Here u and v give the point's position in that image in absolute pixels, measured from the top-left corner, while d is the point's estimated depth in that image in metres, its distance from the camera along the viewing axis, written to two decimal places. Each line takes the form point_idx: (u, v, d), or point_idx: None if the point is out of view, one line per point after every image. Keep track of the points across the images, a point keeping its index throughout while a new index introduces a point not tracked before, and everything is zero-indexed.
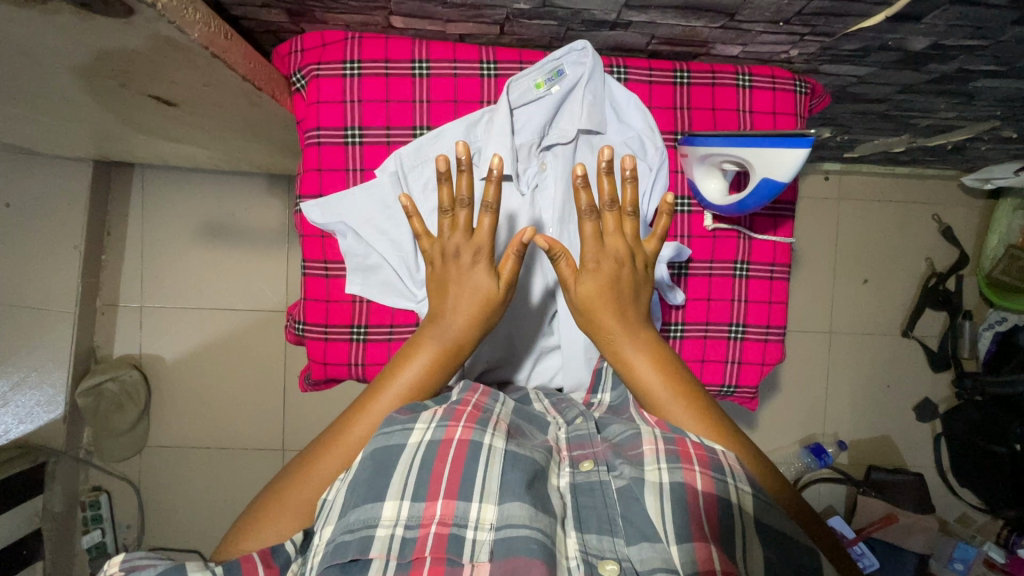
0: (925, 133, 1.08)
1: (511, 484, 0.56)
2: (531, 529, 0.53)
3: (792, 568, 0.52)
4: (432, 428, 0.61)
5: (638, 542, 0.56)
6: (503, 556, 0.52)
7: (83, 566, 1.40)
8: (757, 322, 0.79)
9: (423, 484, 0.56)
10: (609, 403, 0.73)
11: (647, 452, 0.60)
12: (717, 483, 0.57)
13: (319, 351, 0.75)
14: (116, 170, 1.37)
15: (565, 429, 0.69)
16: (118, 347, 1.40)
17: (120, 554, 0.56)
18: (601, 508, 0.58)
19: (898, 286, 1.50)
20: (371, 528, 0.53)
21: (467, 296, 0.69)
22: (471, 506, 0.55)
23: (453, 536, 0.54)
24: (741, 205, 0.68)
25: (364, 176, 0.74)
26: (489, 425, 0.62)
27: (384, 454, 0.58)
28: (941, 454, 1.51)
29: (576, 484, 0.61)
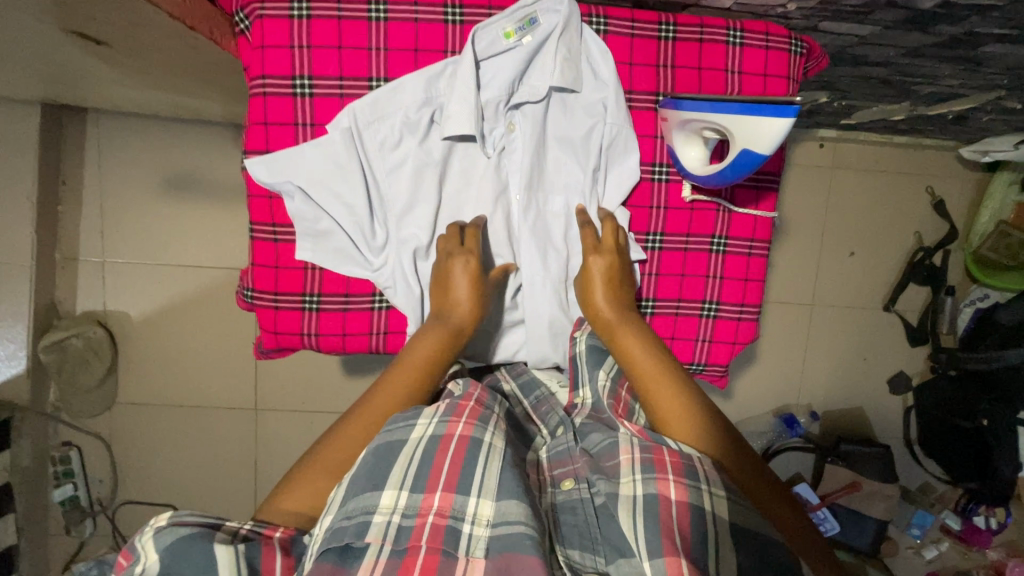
0: (926, 100, 1.02)
1: (508, 483, 0.56)
2: (526, 525, 0.53)
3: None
4: (434, 424, 0.62)
5: (618, 560, 0.55)
6: (499, 553, 0.52)
7: (56, 519, 1.40)
8: (730, 299, 0.76)
9: (422, 477, 0.57)
10: (592, 405, 0.70)
11: (621, 463, 0.59)
12: (690, 491, 0.56)
13: (269, 320, 0.71)
14: (68, 113, 1.28)
15: (546, 449, 0.69)
16: (81, 303, 1.34)
17: (165, 511, 0.53)
18: (583, 526, 0.58)
19: (884, 259, 1.48)
20: (368, 515, 0.53)
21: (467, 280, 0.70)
22: (468, 500, 0.56)
23: (450, 528, 0.54)
24: (719, 176, 0.63)
25: (315, 132, 0.68)
26: (490, 423, 0.63)
27: (387, 448, 0.59)
28: (910, 425, 1.53)
29: (558, 503, 0.60)
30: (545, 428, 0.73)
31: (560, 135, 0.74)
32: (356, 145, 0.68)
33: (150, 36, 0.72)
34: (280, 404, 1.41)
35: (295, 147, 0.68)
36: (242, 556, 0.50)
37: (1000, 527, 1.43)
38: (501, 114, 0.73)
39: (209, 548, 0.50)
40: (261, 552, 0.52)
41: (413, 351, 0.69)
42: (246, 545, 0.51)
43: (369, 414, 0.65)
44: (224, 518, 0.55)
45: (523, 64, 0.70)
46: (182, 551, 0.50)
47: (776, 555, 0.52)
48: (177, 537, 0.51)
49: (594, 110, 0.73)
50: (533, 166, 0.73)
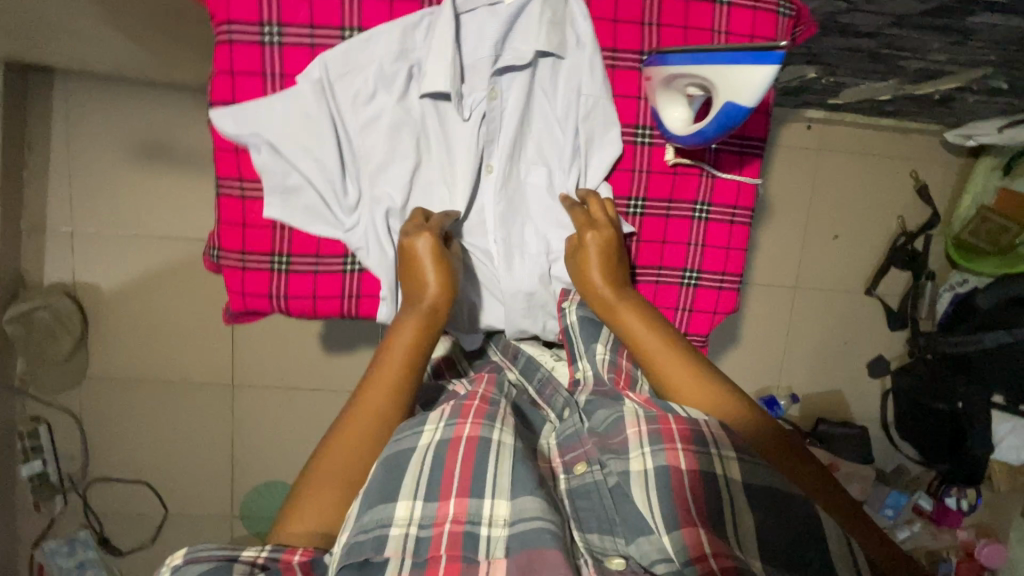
0: (914, 78, 1.01)
1: (523, 479, 0.56)
2: (544, 520, 0.52)
3: (785, 529, 0.54)
4: (441, 427, 0.60)
5: (637, 538, 0.56)
6: (519, 550, 0.51)
7: (25, 496, 1.36)
8: (712, 268, 0.75)
9: (435, 483, 0.56)
10: (593, 378, 0.70)
11: (629, 437, 0.61)
12: (700, 458, 0.58)
13: (236, 280, 0.68)
14: (33, 74, 1.22)
15: (555, 434, 0.68)
16: (48, 273, 1.30)
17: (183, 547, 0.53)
18: (599, 509, 0.59)
19: (867, 243, 1.48)
20: (385, 528, 0.53)
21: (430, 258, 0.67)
22: (483, 503, 0.55)
23: (468, 533, 0.53)
24: (701, 134, 0.61)
25: (284, 83, 0.66)
26: (497, 420, 0.62)
27: (396, 457, 0.58)
28: (888, 409, 1.54)
29: (572, 488, 0.61)
30: (552, 411, 0.73)
31: (545, 100, 0.73)
32: (327, 99, 0.66)
33: None
34: (257, 380, 1.39)
35: (262, 98, 0.65)
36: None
37: (970, 508, 1.44)
38: (486, 80, 0.70)
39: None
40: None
41: (394, 341, 0.66)
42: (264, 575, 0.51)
43: (361, 417, 0.62)
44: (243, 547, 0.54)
45: (506, 25, 0.68)
46: None
47: (795, 511, 0.55)
48: (194, 570, 0.51)
49: (580, 78, 0.71)
50: (516, 135, 0.72)
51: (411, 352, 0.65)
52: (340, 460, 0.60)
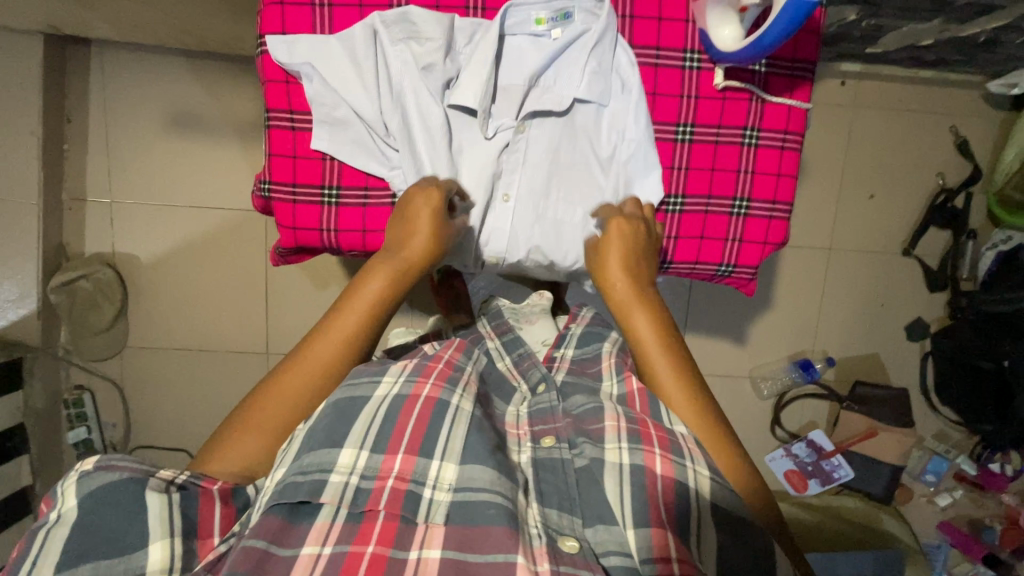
0: (960, 16, 0.98)
1: (475, 447, 0.57)
2: (493, 494, 0.53)
3: (744, 550, 0.54)
4: (400, 382, 0.61)
5: (596, 524, 0.56)
6: (461, 520, 0.53)
7: (71, 463, 1.40)
8: (762, 196, 0.73)
9: (384, 437, 0.56)
10: (573, 359, 0.74)
11: (608, 429, 0.60)
12: (676, 468, 0.57)
13: (287, 214, 0.69)
14: (71, 47, 1.25)
15: (526, 404, 0.68)
16: (89, 245, 1.33)
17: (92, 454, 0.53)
18: (561, 486, 0.58)
19: (904, 202, 1.44)
20: (325, 474, 0.53)
21: (428, 216, 0.65)
22: (431, 465, 0.56)
23: (410, 492, 0.54)
24: (760, 42, 0.60)
25: (332, 14, 0.66)
26: (459, 386, 0.62)
27: (348, 402, 0.58)
28: (927, 372, 1.51)
29: (538, 459, 0.60)
30: (524, 383, 0.72)
31: (585, 137, 0.72)
32: (376, 49, 0.66)
33: None
34: (290, 348, 1.40)
35: (312, 27, 0.65)
36: (175, 505, 0.52)
37: (1016, 474, 1.42)
38: (516, 114, 0.70)
39: (141, 493, 0.51)
40: (197, 504, 0.53)
41: (355, 298, 0.63)
42: (181, 497, 0.52)
43: (307, 367, 0.61)
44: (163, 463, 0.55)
45: (549, 58, 0.69)
46: (108, 498, 0.50)
47: (756, 542, 0.55)
48: (104, 483, 0.50)
49: (617, 114, 0.71)
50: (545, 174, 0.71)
51: (371, 314, 0.63)
52: (286, 399, 0.60)
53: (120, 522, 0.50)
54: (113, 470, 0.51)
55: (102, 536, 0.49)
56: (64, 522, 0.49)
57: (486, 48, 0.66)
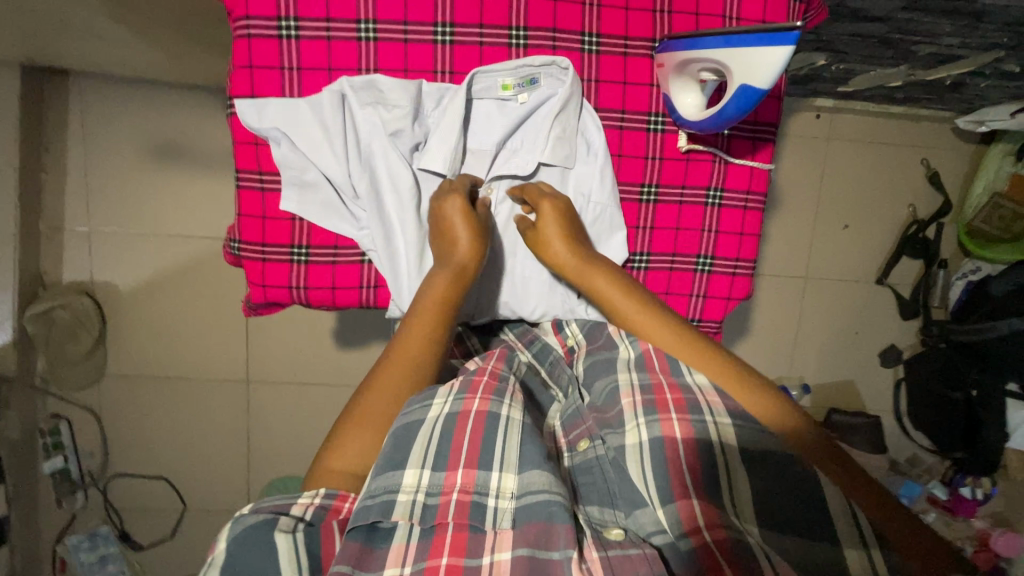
0: (924, 63, 1.01)
1: (531, 453, 0.56)
2: (551, 492, 0.52)
3: (796, 496, 0.53)
4: (450, 402, 0.60)
5: (633, 511, 0.57)
6: (524, 522, 0.51)
7: (47, 492, 1.39)
8: (725, 254, 0.75)
9: (443, 454, 0.55)
10: (585, 338, 0.74)
11: (625, 409, 0.61)
12: (694, 425, 0.57)
13: (257, 272, 0.69)
14: (49, 78, 1.24)
15: (560, 412, 0.68)
16: (67, 273, 1.32)
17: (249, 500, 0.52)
18: (601, 484, 0.59)
19: (878, 232, 1.47)
20: (392, 493, 0.52)
21: (461, 219, 0.67)
22: (491, 475, 0.54)
23: (475, 503, 0.52)
24: (720, 115, 0.61)
25: (300, 77, 0.66)
26: (506, 396, 0.61)
27: (405, 428, 0.57)
28: (900, 398, 1.54)
29: (575, 465, 0.61)
30: (560, 392, 0.72)
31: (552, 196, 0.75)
32: (344, 111, 0.67)
33: None
34: (271, 376, 1.40)
35: (280, 90, 0.66)
36: (302, 545, 0.49)
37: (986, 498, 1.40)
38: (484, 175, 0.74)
39: (270, 537, 0.48)
40: (321, 540, 0.50)
41: (423, 297, 0.66)
42: (306, 538, 0.49)
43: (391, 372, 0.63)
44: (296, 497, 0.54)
45: (516, 120, 0.72)
46: (248, 541, 0.48)
47: (801, 480, 0.53)
48: (243, 527, 0.49)
49: (583, 174, 0.73)
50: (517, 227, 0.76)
51: (441, 320, 0.65)
52: (375, 411, 0.60)
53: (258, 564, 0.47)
54: (250, 514, 0.50)
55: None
56: (213, 567, 0.47)
57: (450, 116, 0.68)
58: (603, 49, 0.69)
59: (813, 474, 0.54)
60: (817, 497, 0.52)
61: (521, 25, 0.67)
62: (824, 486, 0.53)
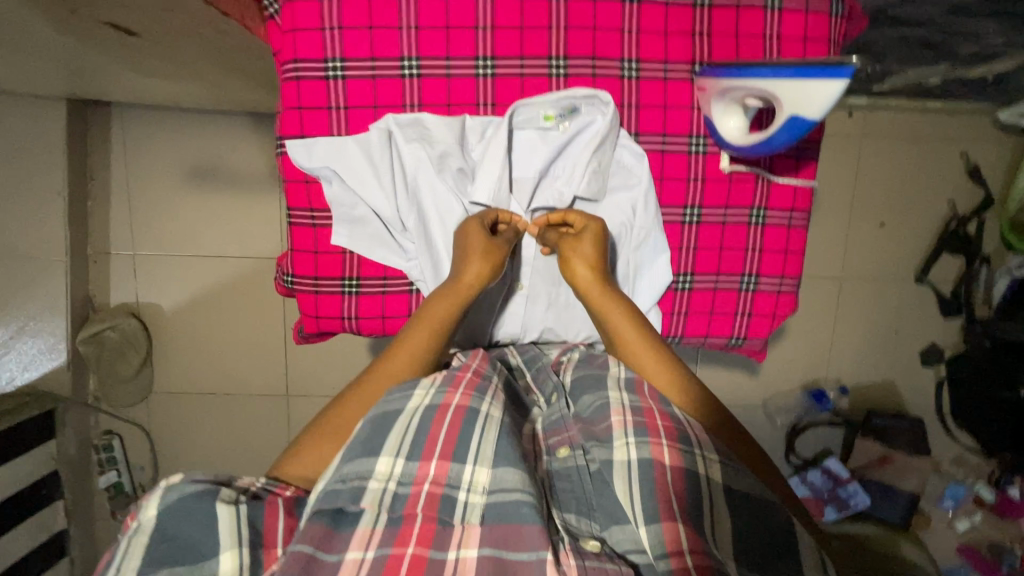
0: (966, 61, 0.98)
1: (505, 451, 0.58)
2: (523, 493, 0.55)
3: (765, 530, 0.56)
4: (432, 394, 0.63)
5: (610, 526, 0.58)
6: (495, 521, 0.54)
7: (103, 505, 1.45)
8: (770, 272, 0.76)
9: (419, 444, 0.58)
10: (578, 359, 0.75)
11: (614, 426, 0.61)
12: (685, 456, 0.58)
13: (310, 304, 0.73)
14: (92, 108, 1.29)
15: (541, 418, 0.70)
16: (115, 296, 1.37)
17: (181, 472, 0.57)
18: (578, 492, 0.61)
19: (916, 229, 1.44)
20: (363, 480, 0.55)
21: (478, 247, 0.69)
22: (464, 468, 0.57)
23: (445, 496, 0.56)
24: (768, 143, 0.61)
25: (347, 115, 0.69)
26: (487, 394, 0.63)
27: (383, 417, 0.60)
28: (943, 397, 1.50)
29: (553, 470, 0.63)
30: (541, 396, 0.74)
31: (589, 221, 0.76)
32: (391, 148, 0.70)
33: (181, 21, 0.73)
34: (310, 390, 1.44)
35: (328, 130, 0.69)
36: (243, 516, 0.54)
37: None
38: (526, 206, 0.75)
39: (212, 507, 0.53)
40: (264, 513, 0.56)
41: (427, 313, 0.69)
42: (249, 508, 0.55)
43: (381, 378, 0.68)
44: (234, 478, 0.59)
45: (556, 150, 0.73)
46: (186, 509, 0.53)
47: (768, 515, 0.57)
48: (181, 495, 0.54)
49: (622, 202, 0.74)
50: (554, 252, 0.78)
51: (435, 332, 0.68)
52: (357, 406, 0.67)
53: (196, 532, 0.53)
54: (189, 483, 0.55)
55: (175, 546, 0.52)
56: (141, 530, 0.53)
57: (493, 151, 0.70)
58: (643, 74, 0.70)
59: (795, 529, 0.56)
60: (790, 541, 0.55)
61: (560, 54, 0.69)
62: (800, 540, 0.55)
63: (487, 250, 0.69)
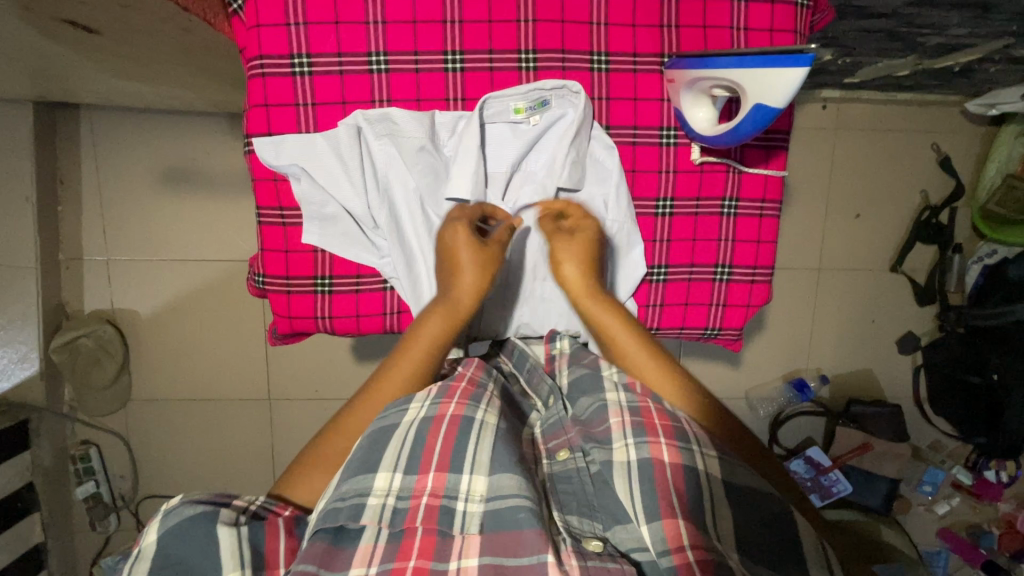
0: (933, 53, 1.00)
1: (501, 458, 0.57)
2: (520, 498, 0.54)
3: (763, 520, 0.56)
4: (427, 406, 0.62)
5: (613, 526, 0.58)
6: (493, 529, 0.54)
7: (81, 517, 1.42)
8: (742, 262, 0.76)
9: (415, 458, 0.58)
10: (570, 352, 0.74)
11: (613, 428, 0.61)
12: (683, 453, 0.59)
13: (283, 304, 0.73)
14: (60, 110, 1.26)
15: (540, 421, 0.70)
16: (89, 302, 1.34)
17: (178, 495, 0.56)
18: (579, 493, 0.60)
19: (890, 220, 1.47)
20: (363, 497, 0.55)
21: (469, 251, 0.70)
22: (461, 478, 0.57)
23: (444, 508, 0.56)
24: (735, 133, 0.62)
25: (316, 112, 0.68)
26: (482, 402, 0.63)
27: (380, 433, 0.60)
28: (919, 384, 1.53)
29: (554, 473, 0.62)
30: (539, 399, 0.74)
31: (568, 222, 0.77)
32: (361, 144, 0.69)
33: (145, 18, 0.71)
34: (292, 394, 1.42)
35: (296, 127, 0.68)
36: (246, 539, 0.53)
37: (1011, 481, 1.45)
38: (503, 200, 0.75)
39: (213, 530, 0.52)
40: (265, 534, 0.55)
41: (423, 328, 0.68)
42: (250, 529, 0.54)
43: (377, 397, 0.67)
44: (233, 496, 0.58)
45: (529, 143, 0.73)
46: (185, 534, 0.52)
47: (765, 501, 0.58)
48: (179, 520, 0.53)
49: (596, 197, 0.74)
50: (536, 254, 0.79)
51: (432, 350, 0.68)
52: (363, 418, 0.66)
53: (196, 556, 0.51)
54: (187, 507, 0.54)
55: (177, 568, 0.51)
56: (143, 557, 0.51)
57: (466, 146, 0.70)
58: (613, 67, 0.70)
59: (792, 514, 0.57)
60: (791, 525, 0.56)
61: (529, 48, 0.69)
62: (798, 524, 0.56)
63: (478, 258, 0.70)
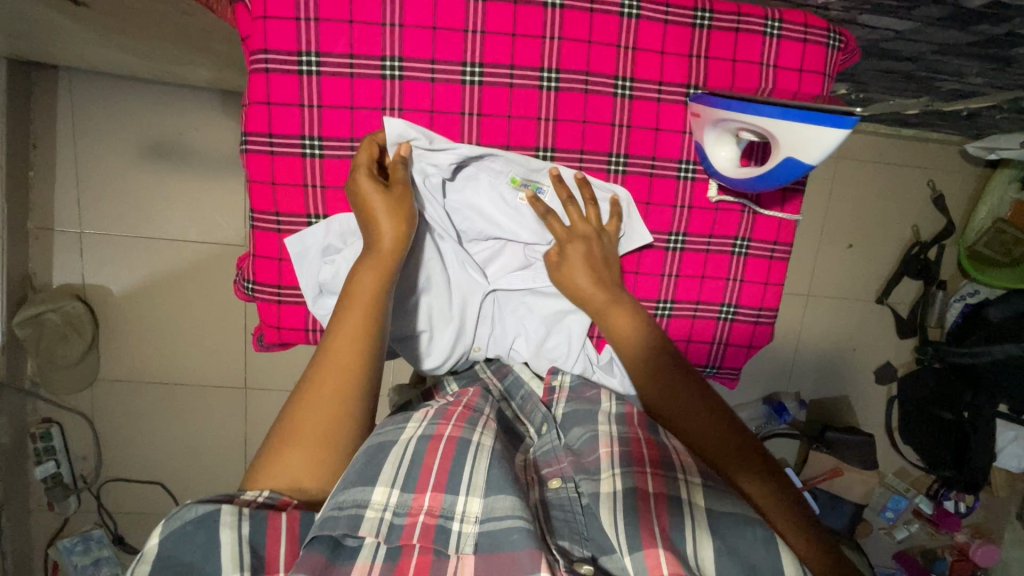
0: (944, 96, 1.00)
1: (496, 479, 0.56)
2: (513, 519, 0.53)
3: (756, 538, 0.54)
4: (423, 426, 0.62)
5: (603, 555, 0.58)
6: (488, 549, 0.52)
7: (38, 496, 1.36)
8: (748, 303, 0.76)
9: (412, 477, 0.56)
10: (569, 385, 0.73)
11: (602, 457, 0.61)
12: (668, 482, 0.59)
13: (273, 314, 0.70)
14: (36, 69, 1.17)
15: (533, 449, 0.69)
16: (58, 275, 1.27)
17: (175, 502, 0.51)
18: (575, 521, 0.60)
19: (881, 251, 1.48)
20: (361, 509, 0.53)
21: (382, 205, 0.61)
22: (457, 499, 0.55)
23: (440, 527, 0.54)
24: (759, 180, 0.61)
25: (321, 115, 0.64)
26: (478, 424, 0.62)
27: (377, 447, 0.58)
28: (892, 413, 1.57)
29: (547, 500, 0.62)
30: (531, 426, 0.72)
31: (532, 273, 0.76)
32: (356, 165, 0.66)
33: None
34: (270, 384, 1.39)
35: (299, 128, 0.64)
36: (246, 540, 0.49)
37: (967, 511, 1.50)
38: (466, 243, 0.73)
39: (216, 536, 0.49)
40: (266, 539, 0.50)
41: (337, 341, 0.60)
42: (251, 530, 0.50)
43: (306, 416, 0.58)
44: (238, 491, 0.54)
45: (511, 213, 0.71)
46: (185, 542, 0.49)
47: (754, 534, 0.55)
48: (183, 523, 0.50)
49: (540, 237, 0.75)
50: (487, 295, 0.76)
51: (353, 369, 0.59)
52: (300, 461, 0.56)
53: (197, 557, 0.49)
54: (189, 510, 0.50)
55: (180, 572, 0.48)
56: (143, 562, 0.48)
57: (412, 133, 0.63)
58: (636, 94, 0.68)
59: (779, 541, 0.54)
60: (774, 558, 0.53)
61: (552, 66, 0.66)
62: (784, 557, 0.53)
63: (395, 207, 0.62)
